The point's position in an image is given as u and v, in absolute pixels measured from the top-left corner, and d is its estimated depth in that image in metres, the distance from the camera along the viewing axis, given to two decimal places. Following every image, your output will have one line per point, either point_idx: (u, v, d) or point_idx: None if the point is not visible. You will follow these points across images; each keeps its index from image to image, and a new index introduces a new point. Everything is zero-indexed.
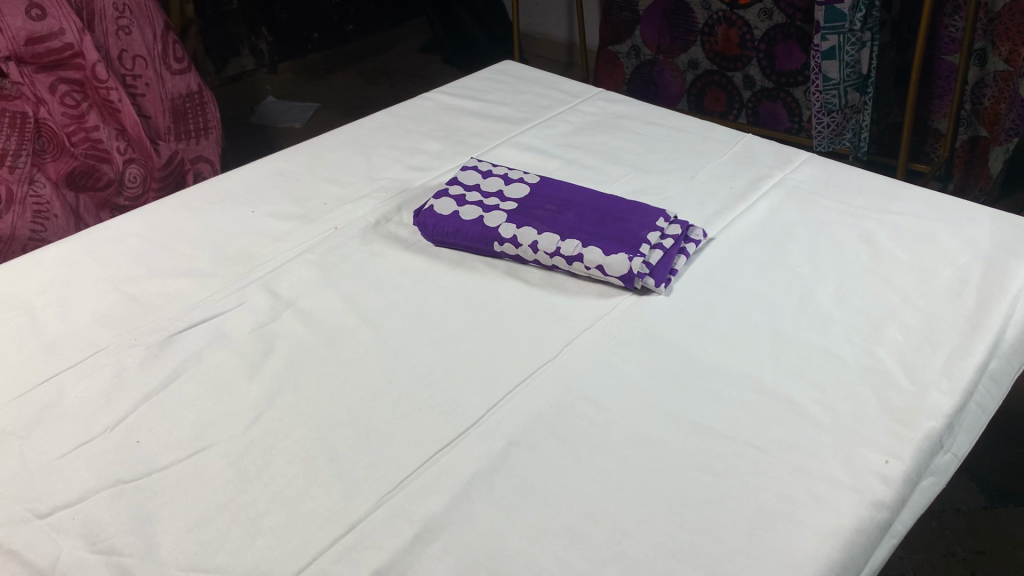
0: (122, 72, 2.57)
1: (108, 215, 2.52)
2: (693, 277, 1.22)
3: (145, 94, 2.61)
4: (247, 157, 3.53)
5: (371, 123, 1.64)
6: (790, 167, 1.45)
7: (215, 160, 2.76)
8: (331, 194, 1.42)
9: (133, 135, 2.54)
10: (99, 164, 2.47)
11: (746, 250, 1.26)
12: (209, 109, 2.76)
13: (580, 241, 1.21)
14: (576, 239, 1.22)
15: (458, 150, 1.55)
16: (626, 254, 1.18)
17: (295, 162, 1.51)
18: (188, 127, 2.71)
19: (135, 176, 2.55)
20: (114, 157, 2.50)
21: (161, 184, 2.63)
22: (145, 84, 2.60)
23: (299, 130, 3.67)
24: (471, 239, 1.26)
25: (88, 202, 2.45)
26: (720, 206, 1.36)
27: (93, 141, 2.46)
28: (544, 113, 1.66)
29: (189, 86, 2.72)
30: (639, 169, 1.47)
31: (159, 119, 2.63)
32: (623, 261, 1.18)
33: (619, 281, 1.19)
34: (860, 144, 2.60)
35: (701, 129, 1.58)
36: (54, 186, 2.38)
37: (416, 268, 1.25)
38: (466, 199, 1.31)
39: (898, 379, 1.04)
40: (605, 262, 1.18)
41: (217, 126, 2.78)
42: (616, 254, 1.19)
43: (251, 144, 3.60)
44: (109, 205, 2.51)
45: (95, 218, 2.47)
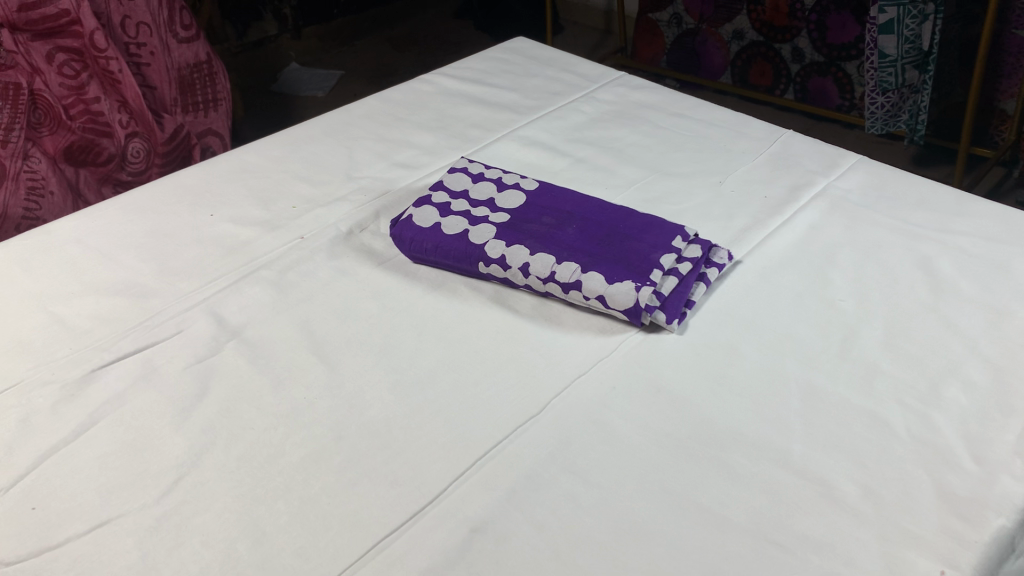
0: (126, 41, 2.36)
1: (111, 192, 2.33)
2: (713, 310, 1.03)
3: (151, 63, 2.40)
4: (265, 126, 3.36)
5: (358, 110, 1.45)
6: (836, 173, 1.24)
7: (225, 135, 2.57)
8: (302, 196, 1.24)
9: (137, 107, 2.32)
10: (99, 138, 2.27)
11: (779, 278, 1.06)
12: (219, 81, 2.53)
13: (579, 266, 1.02)
14: (574, 262, 1.03)
15: (453, 144, 1.36)
16: (633, 284, 0.99)
17: (267, 155, 1.33)
18: (196, 100, 2.49)
19: (140, 151, 2.33)
20: (116, 130, 2.30)
21: (166, 160, 2.39)
22: (150, 53, 2.39)
23: (320, 100, 3.51)
24: (454, 257, 1.08)
25: (89, 177, 2.27)
26: (750, 219, 1.16)
27: (93, 113, 2.26)
28: (555, 100, 1.46)
29: (198, 56, 2.48)
30: (658, 170, 1.27)
31: (165, 90, 2.43)
32: (629, 292, 0.98)
33: (623, 315, 1.00)
34: (918, 127, 2.36)
35: (734, 123, 1.37)
36: (51, 161, 2.20)
37: (388, 289, 1.07)
38: (451, 208, 1.13)
39: (959, 459, 0.84)
40: (608, 293, 0.99)
41: (228, 97, 2.54)
42: (621, 282, 1.00)
43: (272, 113, 3.43)
44: (112, 180, 2.32)
45: (97, 195, 2.29)
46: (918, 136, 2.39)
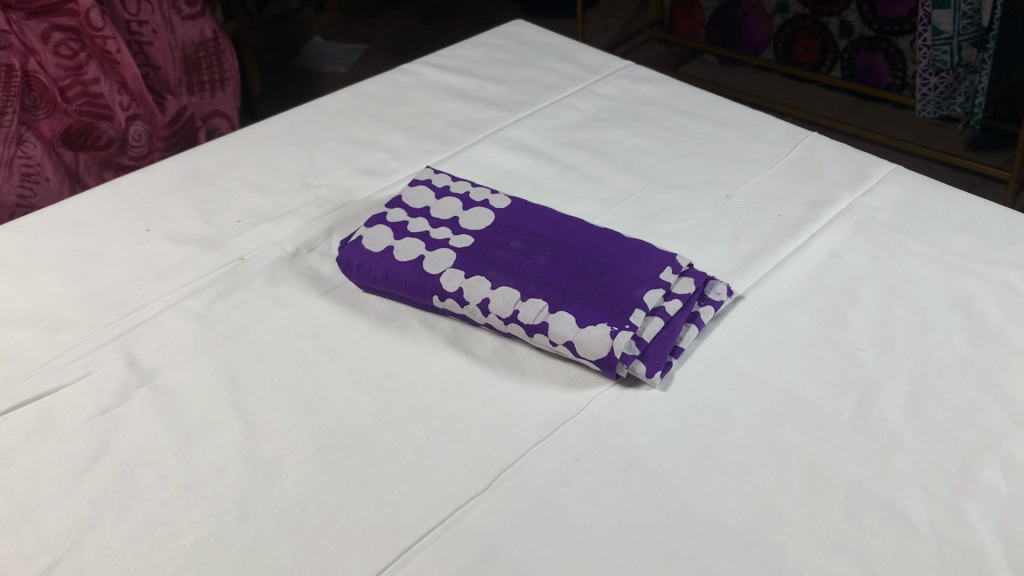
0: (127, 18, 2.00)
1: (111, 177, 2.03)
2: (705, 358, 0.86)
3: (154, 42, 2.05)
4: (283, 101, 2.99)
5: (329, 106, 1.31)
6: (863, 186, 1.06)
7: (234, 117, 2.21)
8: (250, 209, 1.10)
9: (137, 90, 1.98)
10: (97, 121, 1.95)
11: (787, 320, 0.90)
12: (226, 59, 2.15)
13: (547, 304, 0.86)
14: (542, 299, 0.87)
15: (428, 146, 1.20)
16: (608, 328, 0.83)
17: (220, 159, 1.20)
18: (202, 80, 2.12)
19: (142, 135, 2.02)
20: (116, 113, 1.97)
21: (170, 144, 2.08)
22: (153, 31, 2.03)
23: (344, 75, 3.12)
24: (406, 288, 0.92)
25: (90, 161, 1.96)
26: (758, 244, 0.99)
27: (92, 96, 1.93)
28: (548, 94, 1.29)
29: (203, 33, 2.10)
30: (657, 180, 1.10)
31: (169, 70, 2.08)
32: (601, 339, 0.83)
33: (595, 365, 0.84)
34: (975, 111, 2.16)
35: (750, 124, 1.20)
36: (48, 147, 1.89)
37: (328, 323, 0.93)
38: (407, 228, 0.98)
39: (995, 569, 0.67)
40: (577, 338, 0.84)
41: (236, 77, 2.17)
42: (593, 326, 0.84)
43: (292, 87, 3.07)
44: (113, 165, 2.01)
45: (96, 181, 1.99)
46: (974, 120, 2.17)
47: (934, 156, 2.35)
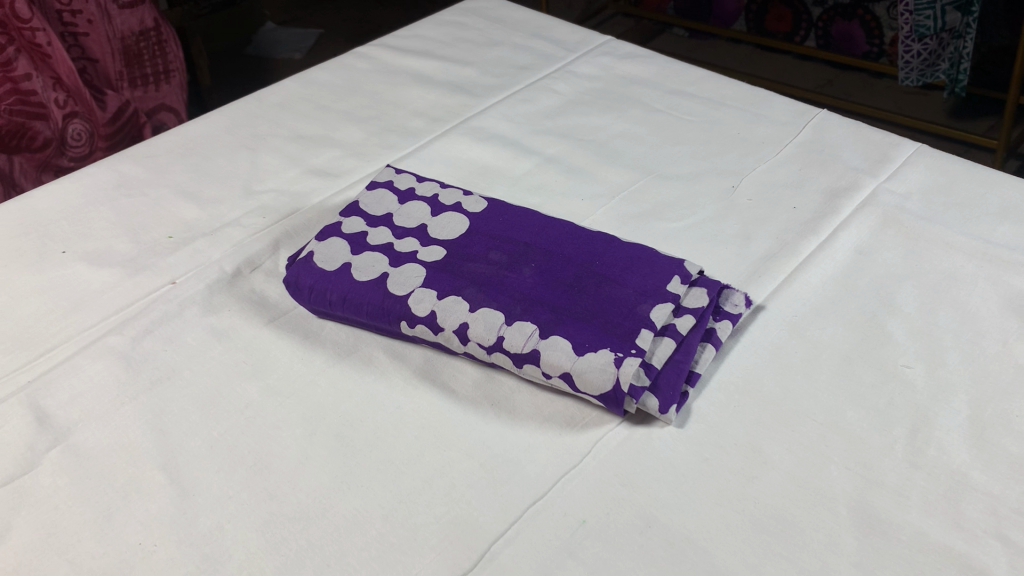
0: (57, 8, 1.78)
1: (50, 181, 1.81)
2: (726, 383, 0.73)
3: (89, 32, 1.82)
4: (234, 88, 2.78)
5: (273, 99, 1.16)
6: (886, 169, 0.93)
7: (182, 109, 2.00)
8: (183, 222, 0.95)
9: (73, 84, 1.77)
10: (29, 121, 1.73)
11: (816, 333, 0.77)
12: (170, 49, 1.93)
13: (536, 328, 0.73)
14: (530, 322, 0.73)
15: (388, 140, 1.06)
16: (611, 355, 0.70)
17: (149, 165, 1.04)
18: (144, 71, 1.90)
19: (82, 133, 1.80)
20: (51, 111, 1.76)
21: (113, 141, 1.87)
22: (87, 21, 1.81)
23: (298, 61, 2.92)
24: (367, 314, 0.78)
25: (25, 165, 1.75)
26: (773, 242, 0.86)
27: (23, 94, 1.71)
28: (521, 76, 1.15)
29: (143, 21, 1.88)
30: (652, 171, 0.97)
31: (108, 62, 1.86)
32: (604, 369, 0.69)
33: (598, 400, 0.70)
34: (960, 77, 2.03)
35: (750, 102, 1.06)
36: None
37: (276, 360, 0.79)
38: (367, 240, 0.83)
39: None
40: (575, 369, 0.70)
41: (182, 68, 1.96)
42: (593, 353, 0.70)
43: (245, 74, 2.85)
44: (51, 169, 1.79)
45: (34, 186, 1.77)
46: (960, 87, 2.06)
47: (917, 125, 2.24)
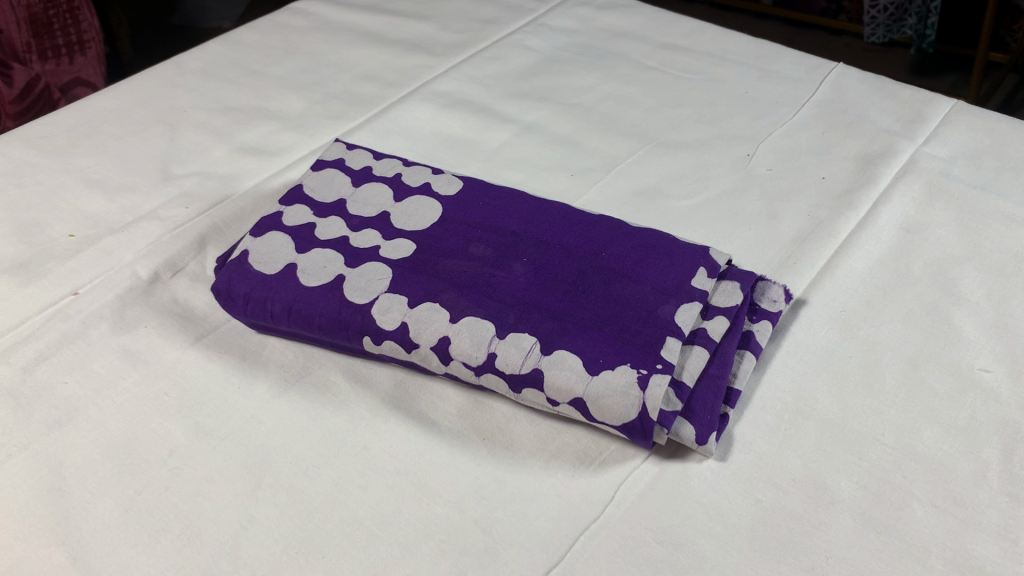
0: None
1: None
2: (771, 402, 0.59)
3: None
4: (155, 60, 2.52)
5: (195, 64, 0.98)
6: (922, 130, 0.80)
7: (99, 84, 1.72)
8: (87, 216, 0.78)
9: None
10: None
11: (870, 332, 0.63)
12: (84, 17, 1.68)
13: (538, 341, 0.58)
14: (527, 333, 0.58)
15: (335, 109, 0.89)
16: (634, 372, 0.55)
17: (45, 146, 0.86)
18: (55, 42, 1.64)
19: None
20: None
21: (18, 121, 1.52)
22: None
23: (225, 29, 2.68)
24: (320, 329, 0.62)
25: None
26: (805, 221, 0.72)
27: None
28: (486, 32, 0.99)
29: None
30: (651, 138, 0.82)
31: (12, 33, 1.57)
32: (626, 392, 0.55)
33: (619, 432, 0.56)
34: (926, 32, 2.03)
35: (754, 56, 0.92)
36: None
37: (207, 390, 0.63)
38: (315, 234, 0.67)
39: None
40: (589, 393, 0.55)
41: (97, 38, 1.71)
42: (610, 370, 0.56)
43: (168, 44, 2.59)
44: None
45: None
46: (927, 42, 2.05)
47: None
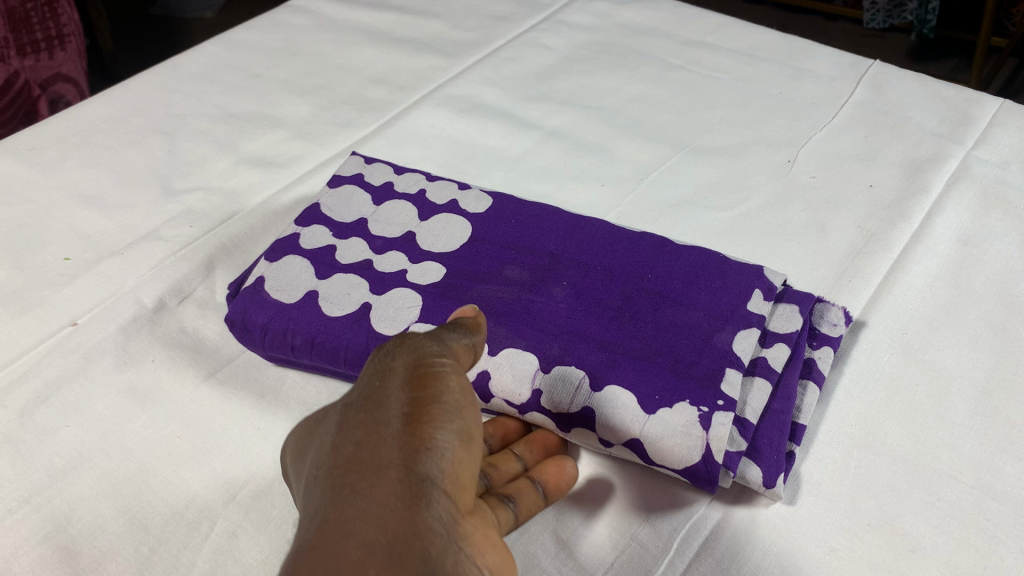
0: None
1: None
2: (836, 438, 0.55)
3: None
4: (134, 55, 2.41)
5: (191, 68, 0.92)
6: (969, 133, 0.76)
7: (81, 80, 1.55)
8: (82, 237, 0.72)
9: None
10: None
11: (937, 357, 0.59)
12: (61, 9, 1.52)
13: (587, 376, 0.53)
14: (574, 366, 0.53)
15: (345, 115, 0.84)
16: (693, 411, 0.51)
17: (35, 159, 0.81)
18: (30, 36, 1.47)
19: None
20: None
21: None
22: None
23: (208, 21, 2.57)
24: (346, 363, 0.57)
25: None
26: (855, 233, 0.68)
27: None
28: (499, 30, 0.94)
29: None
30: (683, 144, 0.77)
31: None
32: (687, 432, 0.50)
33: (683, 478, 0.51)
34: (928, 16, 1.99)
35: (785, 53, 0.88)
36: None
37: (223, 432, 0.57)
38: (336, 258, 0.62)
39: None
40: (647, 433, 0.50)
41: (78, 32, 1.55)
42: (667, 409, 0.51)
43: (149, 39, 2.48)
44: None
45: None
46: (928, 26, 2.01)
47: None
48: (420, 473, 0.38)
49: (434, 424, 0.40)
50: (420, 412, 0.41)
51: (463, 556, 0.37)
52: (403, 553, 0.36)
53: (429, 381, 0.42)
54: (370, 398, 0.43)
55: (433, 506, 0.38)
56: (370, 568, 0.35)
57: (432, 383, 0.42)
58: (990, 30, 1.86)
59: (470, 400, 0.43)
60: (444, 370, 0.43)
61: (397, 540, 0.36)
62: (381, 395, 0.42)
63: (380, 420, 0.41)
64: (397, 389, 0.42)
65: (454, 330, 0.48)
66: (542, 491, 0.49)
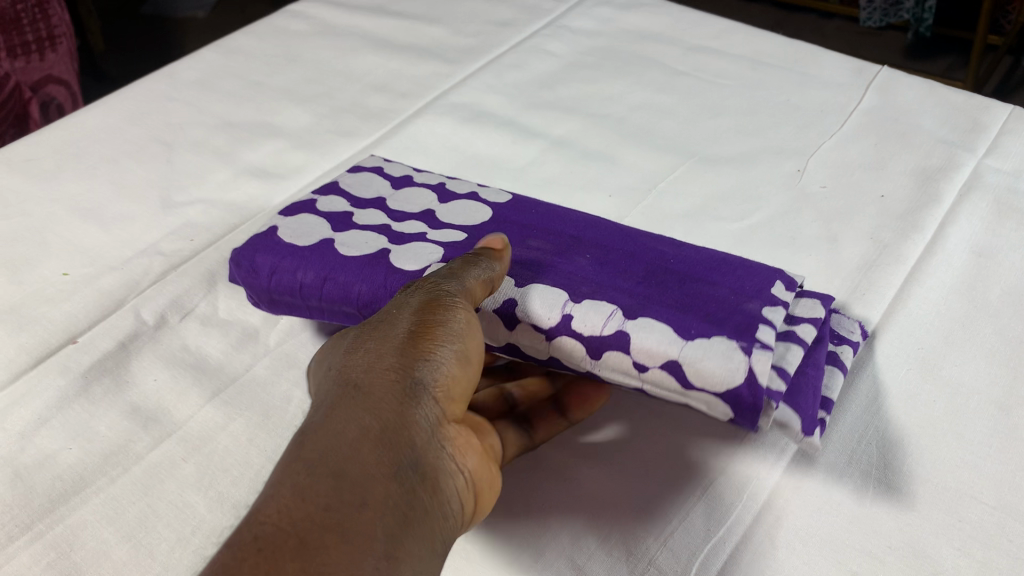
0: None
1: None
2: (855, 457, 0.54)
3: None
4: (125, 54, 2.39)
5: (189, 75, 0.91)
6: (981, 142, 0.75)
7: (73, 82, 1.53)
8: (81, 251, 0.71)
9: None
10: None
11: (953, 372, 0.58)
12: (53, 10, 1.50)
13: (619, 311, 0.51)
14: (605, 301, 0.52)
15: (347, 123, 0.83)
16: (733, 342, 0.48)
17: (31, 171, 0.79)
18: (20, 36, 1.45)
19: None
20: None
21: None
22: None
23: (199, 20, 2.55)
24: (359, 299, 0.55)
25: None
26: (868, 245, 0.67)
27: None
28: (502, 35, 0.93)
29: None
30: (691, 152, 0.76)
31: None
32: (729, 353, 0.48)
33: (725, 406, 0.48)
34: (925, 15, 1.98)
35: (792, 59, 0.87)
36: None
37: (227, 455, 0.56)
38: (353, 219, 0.62)
39: None
40: (685, 356, 0.48)
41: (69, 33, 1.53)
42: (706, 340, 0.49)
43: (140, 39, 2.45)
44: None
45: None
46: (925, 26, 2.00)
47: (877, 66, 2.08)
48: (416, 377, 0.44)
49: (435, 342, 0.46)
50: (423, 332, 0.46)
51: (441, 453, 0.43)
52: (392, 437, 0.42)
53: (438, 309, 0.47)
54: (383, 317, 0.48)
55: (422, 406, 0.43)
56: (367, 443, 0.41)
57: (440, 311, 0.47)
58: (987, 31, 1.85)
59: (474, 329, 0.48)
60: (455, 302, 0.48)
61: (390, 426, 0.42)
62: (394, 315, 0.48)
63: (387, 333, 0.47)
64: (408, 312, 0.48)
65: (478, 263, 0.52)
66: (523, 433, 0.55)
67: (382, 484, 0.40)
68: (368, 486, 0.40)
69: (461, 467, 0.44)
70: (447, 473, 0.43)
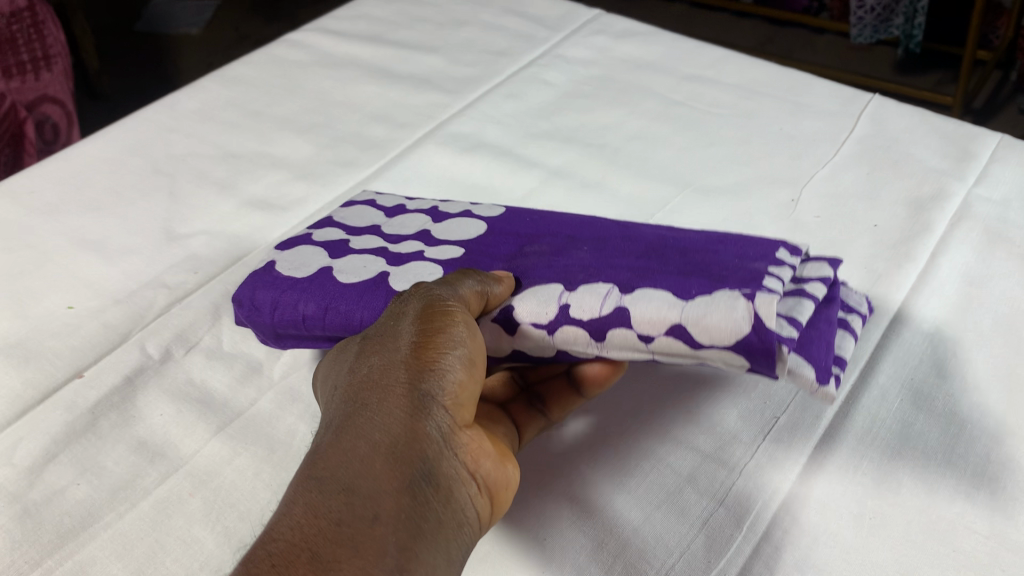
0: None
1: None
2: (852, 487, 0.55)
3: None
4: (119, 72, 2.39)
5: (189, 106, 0.92)
6: (970, 170, 0.77)
7: (69, 103, 1.53)
8: (86, 285, 0.72)
9: None
10: None
11: (946, 402, 0.59)
12: (49, 32, 1.50)
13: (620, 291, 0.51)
14: (603, 283, 0.53)
15: (347, 153, 0.84)
16: (736, 293, 0.48)
17: (34, 204, 0.80)
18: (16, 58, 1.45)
19: None
20: None
21: None
22: None
23: (193, 37, 2.55)
24: (360, 326, 0.55)
25: None
26: (861, 275, 0.68)
27: None
28: (498, 65, 0.94)
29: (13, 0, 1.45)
30: (687, 182, 0.78)
31: None
32: (732, 304, 0.47)
33: (739, 357, 0.46)
34: (914, 32, 2.00)
35: (785, 88, 0.88)
36: None
37: (234, 490, 0.57)
38: (349, 246, 0.63)
39: None
40: (689, 316, 0.48)
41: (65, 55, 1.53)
42: (709, 297, 0.48)
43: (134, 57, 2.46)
44: None
45: None
46: (915, 43, 2.02)
47: (866, 82, 2.10)
48: (424, 389, 0.45)
49: (440, 351, 0.46)
50: (426, 342, 0.47)
51: (454, 461, 0.44)
52: (404, 452, 0.43)
53: (438, 317, 0.48)
54: (385, 331, 0.49)
55: (433, 417, 0.44)
56: (378, 456, 0.43)
57: (439, 318, 0.48)
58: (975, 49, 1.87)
59: (474, 332, 0.48)
60: (453, 308, 0.49)
61: (401, 443, 0.43)
62: (395, 329, 0.48)
63: (391, 346, 0.47)
64: (408, 323, 0.48)
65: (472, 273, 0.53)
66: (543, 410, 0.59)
67: (394, 496, 0.41)
68: (379, 498, 0.41)
69: (476, 473, 0.45)
70: (461, 483, 0.44)
